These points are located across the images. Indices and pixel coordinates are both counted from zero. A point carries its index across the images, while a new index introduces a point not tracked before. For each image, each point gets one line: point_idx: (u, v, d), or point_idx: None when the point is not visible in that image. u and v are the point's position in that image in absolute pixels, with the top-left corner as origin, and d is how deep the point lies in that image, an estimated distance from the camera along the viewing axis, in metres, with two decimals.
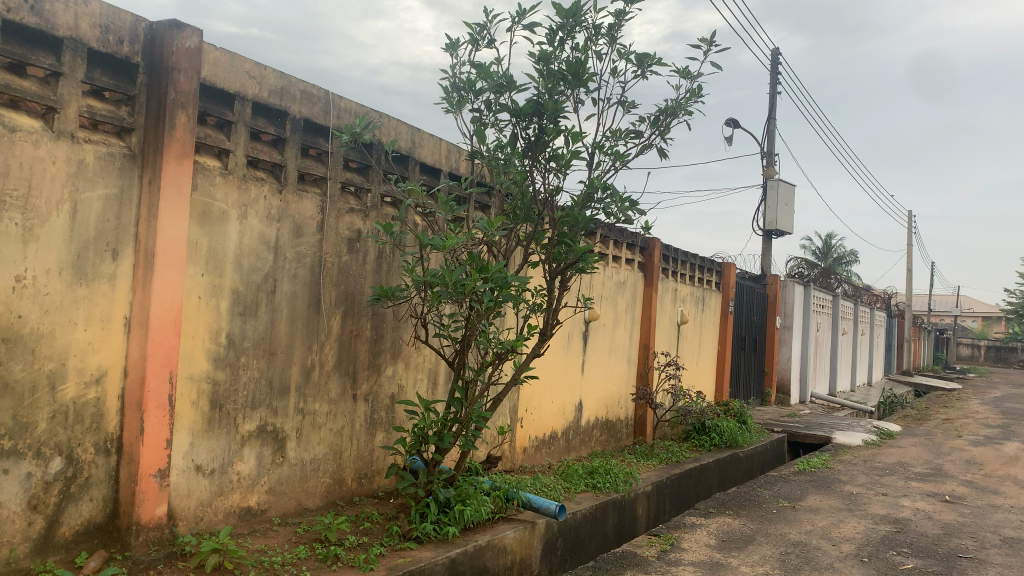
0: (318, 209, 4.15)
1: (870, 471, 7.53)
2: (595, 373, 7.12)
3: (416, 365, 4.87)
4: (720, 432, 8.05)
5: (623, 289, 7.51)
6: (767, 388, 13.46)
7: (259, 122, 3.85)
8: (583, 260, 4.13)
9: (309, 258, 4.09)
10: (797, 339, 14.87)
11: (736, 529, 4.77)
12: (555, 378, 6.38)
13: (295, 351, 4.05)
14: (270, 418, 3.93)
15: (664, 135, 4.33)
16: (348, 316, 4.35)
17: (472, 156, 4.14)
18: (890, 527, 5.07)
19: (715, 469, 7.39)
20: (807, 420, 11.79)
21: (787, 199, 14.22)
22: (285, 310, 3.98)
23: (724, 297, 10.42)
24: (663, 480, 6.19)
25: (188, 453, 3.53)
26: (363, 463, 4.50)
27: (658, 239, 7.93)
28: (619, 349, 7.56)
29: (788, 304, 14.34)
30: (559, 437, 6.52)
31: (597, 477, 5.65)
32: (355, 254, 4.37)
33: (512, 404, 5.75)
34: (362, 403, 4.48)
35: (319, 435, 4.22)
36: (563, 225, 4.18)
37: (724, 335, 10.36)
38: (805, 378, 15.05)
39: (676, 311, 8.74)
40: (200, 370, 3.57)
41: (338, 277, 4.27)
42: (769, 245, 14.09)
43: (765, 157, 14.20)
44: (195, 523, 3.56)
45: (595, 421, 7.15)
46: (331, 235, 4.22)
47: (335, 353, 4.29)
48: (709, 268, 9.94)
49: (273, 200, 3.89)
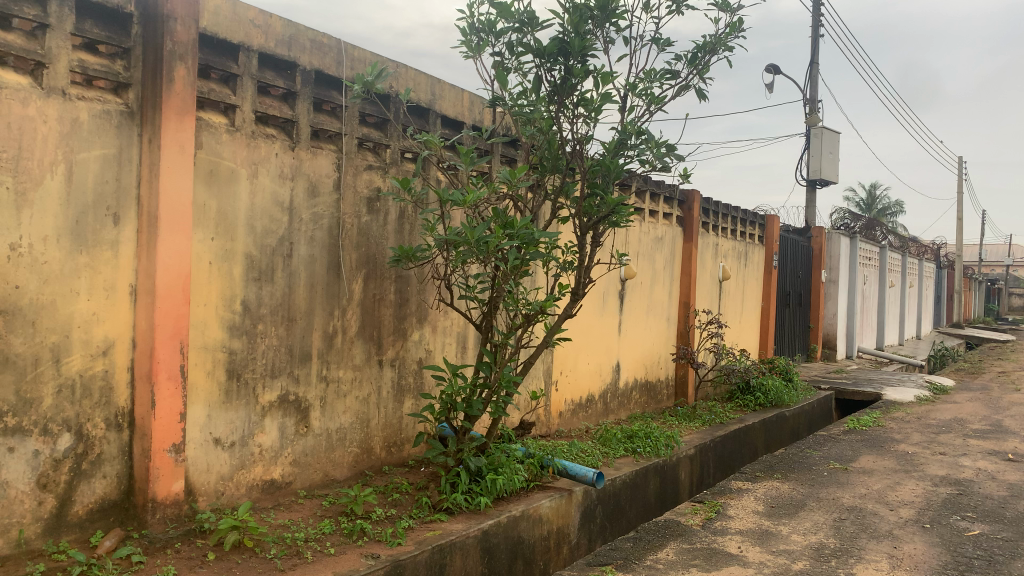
0: (334, 166, 3.93)
1: (925, 429, 7.18)
2: (634, 333, 6.87)
3: (445, 329, 4.67)
4: (765, 391, 7.79)
5: (661, 244, 7.21)
6: (813, 344, 13.06)
7: (267, 75, 3.62)
8: (617, 212, 3.84)
9: (326, 219, 3.89)
10: (844, 292, 14.39)
11: (785, 494, 4.52)
12: (591, 339, 6.14)
13: (316, 318, 3.86)
14: (292, 387, 3.77)
15: (702, 74, 4.03)
16: (371, 279, 4.15)
17: (494, 102, 3.88)
18: (951, 489, 4.76)
19: (761, 429, 7.12)
20: (855, 377, 11.40)
21: (831, 147, 13.65)
22: (303, 274, 3.79)
23: (768, 252, 10.03)
24: (705, 442, 5.95)
25: (206, 426, 3.38)
26: (392, 432, 4.33)
27: (697, 191, 7.60)
28: (658, 308, 7.28)
29: (834, 258, 13.86)
30: (597, 400, 6.31)
31: (637, 441, 5.44)
32: (375, 214, 4.15)
33: (546, 367, 5.54)
34: (389, 370, 4.30)
35: (345, 404, 4.05)
36: (594, 175, 3.90)
37: (768, 291, 10.00)
38: (852, 333, 14.58)
39: (717, 267, 8.41)
40: (215, 338, 3.41)
41: (358, 238, 4.06)
42: (813, 196, 13.57)
43: (808, 104, 13.62)
44: (215, 498, 3.42)
45: (633, 382, 6.91)
46: (349, 194, 4.00)
47: (359, 318, 4.09)
48: (752, 221, 9.55)
49: (285, 157, 3.68)
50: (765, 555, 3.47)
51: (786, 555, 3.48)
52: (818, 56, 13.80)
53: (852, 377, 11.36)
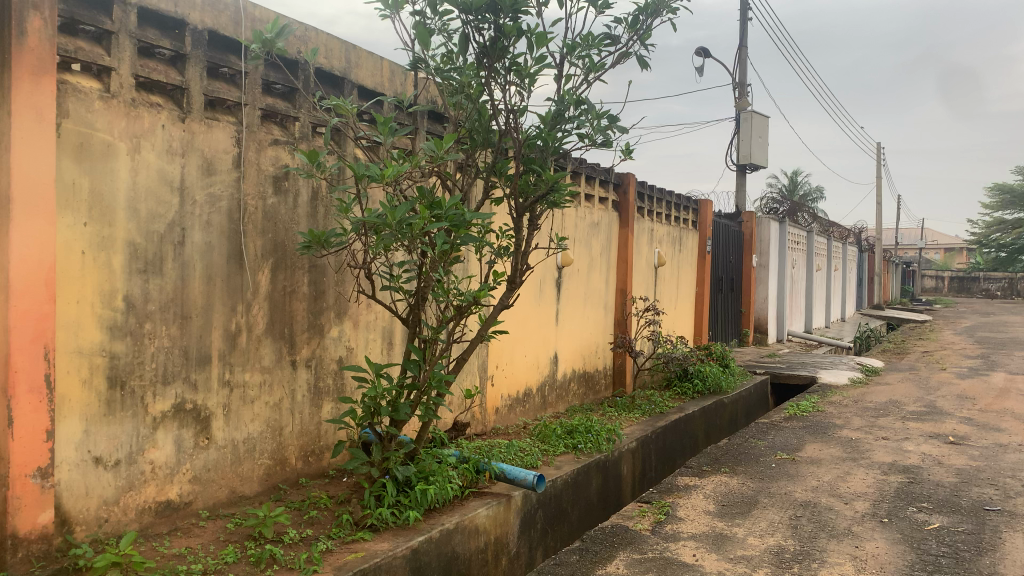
0: (234, 141, 3.45)
1: (864, 413, 7.09)
2: (571, 322, 6.55)
3: (367, 324, 4.25)
4: (703, 377, 7.59)
5: (598, 229, 6.91)
6: (745, 328, 13.06)
7: (149, 34, 3.12)
8: (556, 189, 3.47)
9: (225, 201, 3.41)
10: (774, 277, 14.46)
11: (735, 491, 4.26)
12: (529, 330, 5.80)
13: (215, 314, 3.40)
14: (189, 394, 3.29)
15: (643, 39, 3.69)
16: (280, 269, 3.70)
17: (414, 66, 3.44)
18: (902, 478, 4.59)
19: (702, 418, 6.92)
20: (788, 360, 11.41)
21: (760, 132, 13.65)
22: (199, 265, 3.31)
23: (701, 237, 9.88)
24: (648, 435, 5.69)
25: (83, 444, 2.88)
26: (308, 439, 3.90)
27: (632, 174, 7.33)
28: (595, 295, 6.99)
29: (764, 242, 13.89)
30: (535, 394, 5.97)
31: (577, 436, 5.12)
32: (283, 195, 3.70)
33: (480, 361, 5.17)
34: (304, 370, 3.86)
35: (253, 410, 3.60)
36: (529, 149, 3.51)
37: (703, 276, 9.86)
38: (783, 317, 14.68)
39: (653, 252, 8.18)
40: (92, 341, 2.91)
41: (264, 224, 3.61)
42: (743, 181, 13.55)
43: (737, 88, 13.57)
44: (96, 527, 2.93)
45: (571, 373, 6.60)
46: (252, 172, 3.54)
47: (267, 313, 3.64)
48: (686, 206, 9.37)
49: (174, 130, 3.19)
50: (723, 564, 3.18)
51: (745, 563, 3.19)
52: (746, 40, 13.77)
53: (785, 360, 11.36)
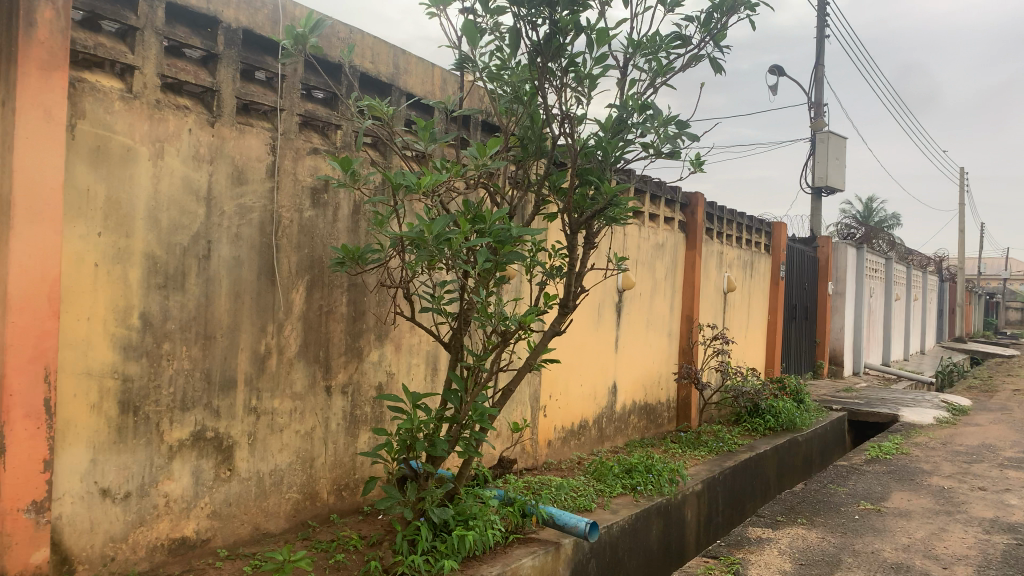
0: (268, 148, 3.20)
1: (955, 458, 6.44)
2: (632, 350, 6.14)
3: (411, 348, 3.94)
4: (775, 414, 7.07)
5: (662, 252, 6.49)
6: (819, 360, 12.35)
7: (178, 31, 2.90)
8: (616, 204, 3.09)
9: (257, 213, 3.16)
10: (850, 306, 13.71)
11: (814, 547, 3.77)
12: (585, 357, 5.42)
13: (242, 335, 3.13)
14: (211, 421, 3.03)
15: (718, 40, 3.31)
16: (316, 287, 3.42)
17: (461, 66, 3.14)
18: (1009, 538, 4.02)
19: (773, 457, 6.40)
20: (866, 396, 10.69)
21: (837, 153, 12.99)
22: (226, 281, 3.06)
23: (774, 262, 9.32)
24: (715, 476, 5.22)
25: (88, 474, 2.64)
26: (342, 472, 3.60)
27: (701, 194, 6.90)
28: (658, 321, 6.56)
29: (840, 268, 13.18)
30: (591, 427, 5.58)
31: (636, 476, 4.69)
32: (321, 209, 3.42)
33: (532, 390, 4.82)
34: (340, 398, 3.57)
35: (281, 440, 3.32)
36: (586, 159, 3.16)
37: (775, 303, 9.29)
38: (860, 349, 13.88)
39: (722, 277, 7.70)
40: (103, 361, 2.67)
41: (300, 238, 3.34)
42: (818, 204, 12.91)
43: (813, 107, 12.97)
44: (100, 567, 2.67)
45: (632, 404, 6.18)
46: (288, 182, 3.28)
47: (300, 335, 3.37)
48: (758, 229, 8.85)
49: (201, 135, 2.95)
50: None
51: None
52: (824, 58, 13.17)
53: (863, 395, 10.64)
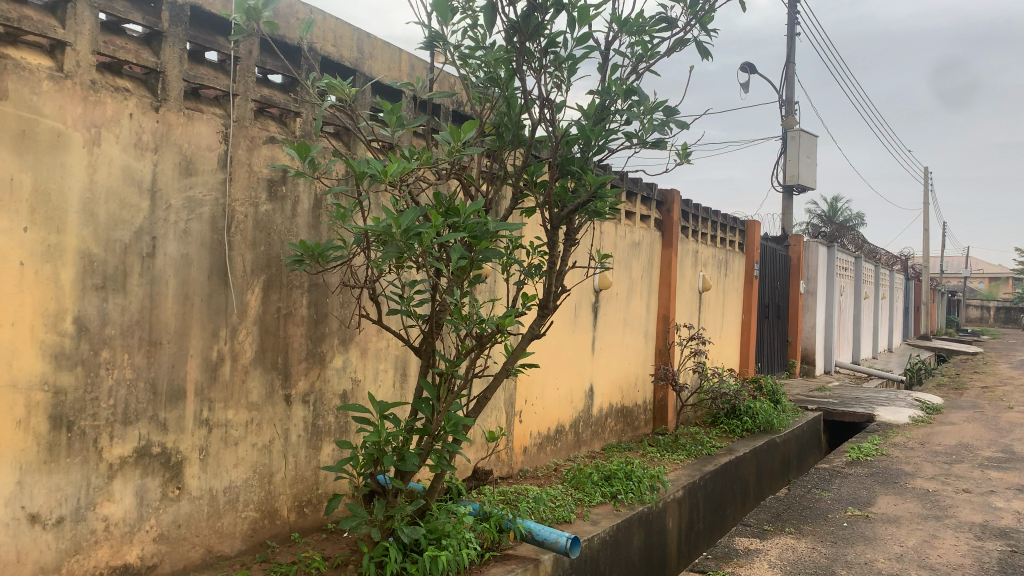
0: (219, 136, 2.93)
1: (935, 459, 6.34)
2: (608, 351, 5.94)
3: (378, 352, 3.70)
4: (754, 416, 6.93)
5: (639, 250, 6.30)
6: (792, 359, 12.30)
7: (117, 5, 2.62)
8: (599, 197, 2.87)
9: (208, 207, 2.89)
10: (821, 305, 13.69)
11: (806, 559, 3.59)
12: (562, 359, 5.21)
13: (192, 340, 2.86)
14: (157, 435, 2.75)
15: (705, 22, 3.11)
16: (274, 288, 3.16)
17: (431, 44, 2.88)
18: (1002, 545, 3.88)
19: (752, 460, 6.25)
20: (839, 394, 10.63)
21: (809, 152, 12.96)
22: (173, 281, 2.78)
23: (749, 260, 9.20)
24: (696, 482, 5.04)
25: (14, 498, 2.35)
26: (304, 487, 3.34)
27: (677, 190, 6.73)
28: (635, 322, 6.37)
29: (812, 267, 13.16)
30: (568, 432, 5.36)
31: (616, 483, 4.48)
32: (279, 202, 3.17)
33: (507, 395, 4.59)
34: (301, 407, 3.31)
35: (237, 455, 3.05)
36: (567, 148, 2.93)
37: (750, 302, 9.17)
38: (831, 347, 13.87)
39: (697, 276, 7.54)
40: (31, 372, 2.38)
41: (255, 234, 3.08)
42: (789, 203, 12.86)
43: (784, 106, 12.92)
44: None
45: (609, 408, 5.98)
46: (242, 174, 3.02)
47: (257, 339, 3.10)
48: (733, 227, 8.71)
49: (144, 121, 2.68)
50: None
51: None
52: (794, 56, 13.13)
53: (837, 394, 10.59)
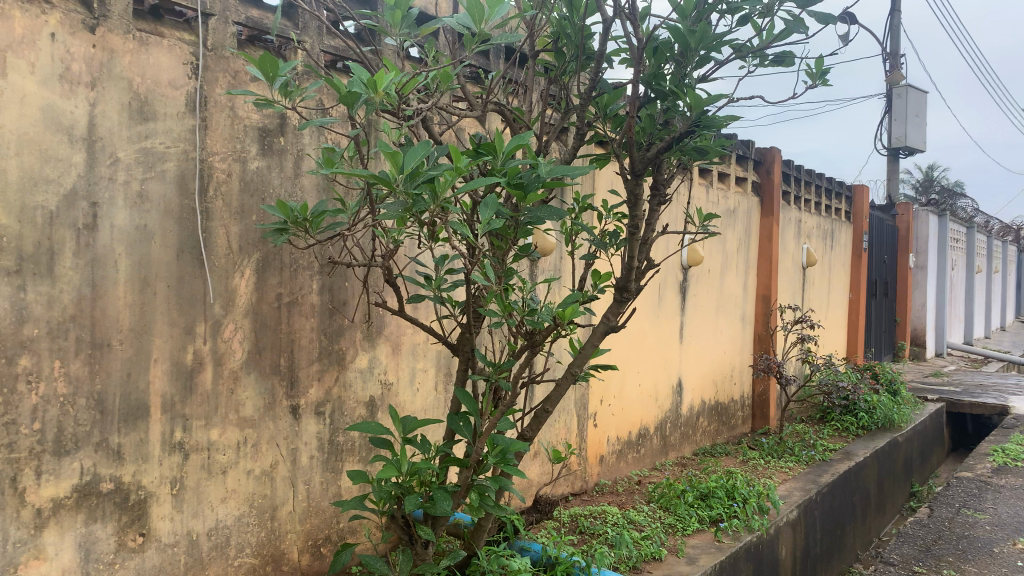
0: (187, 69, 2.22)
1: None
2: (699, 339, 5.06)
3: (414, 348, 2.95)
4: (871, 410, 5.93)
5: (734, 220, 5.38)
6: (900, 342, 11.06)
7: None
8: (702, 126, 2.04)
9: (173, 161, 2.18)
10: (932, 281, 12.34)
11: None
12: (645, 351, 4.37)
13: (157, 340, 2.16)
14: (108, 466, 2.07)
15: None
16: (271, 269, 2.44)
17: None
18: None
19: (874, 466, 5.27)
20: (960, 381, 9.39)
21: (917, 109, 11.58)
22: (126, 262, 2.09)
23: (856, 232, 8.08)
24: (812, 498, 4.13)
25: None
26: (319, 521, 2.63)
27: (777, 149, 5.74)
28: (730, 303, 5.46)
29: (921, 238, 11.83)
30: (653, 435, 4.53)
31: (716, 506, 3.60)
32: (275, 159, 2.44)
33: (578, 395, 3.79)
34: (313, 421, 2.60)
35: (225, 486, 2.35)
36: (655, 62, 2.11)
37: (858, 279, 8.07)
38: (943, 328, 12.51)
39: (800, 249, 6.55)
40: None
41: (245, 198, 2.35)
42: (895, 167, 11.54)
43: (888, 58, 11.56)
44: None
45: (700, 405, 5.11)
46: (222, 120, 2.30)
47: (250, 337, 2.39)
48: (839, 193, 7.62)
49: (74, 45, 1.98)
50: None
51: None
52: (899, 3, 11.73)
53: (957, 381, 9.35)
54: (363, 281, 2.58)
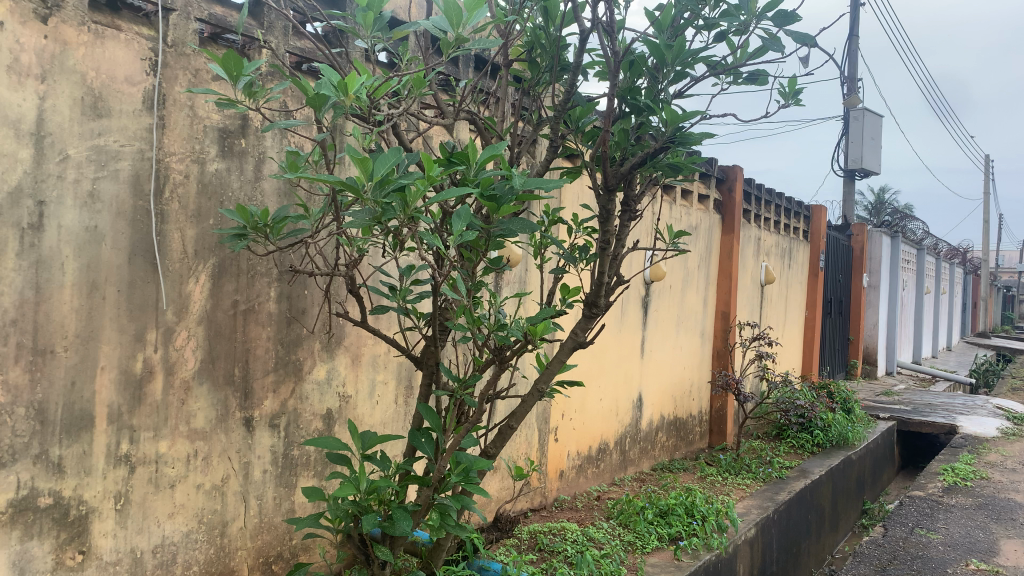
0: (145, 65, 2.12)
1: None
2: (660, 355, 5.07)
3: (375, 360, 2.88)
4: (825, 428, 5.98)
5: (696, 236, 5.40)
6: (853, 360, 11.26)
7: None
8: (678, 140, 2.02)
9: (128, 161, 2.08)
10: (884, 301, 12.60)
11: None
12: (606, 365, 4.35)
13: (104, 347, 2.05)
14: (48, 480, 1.96)
15: None
16: (228, 275, 2.35)
17: None
18: None
19: (828, 483, 5.32)
20: (910, 400, 9.58)
21: (873, 133, 11.83)
22: (74, 265, 1.98)
23: (813, 251, 8.21)
24: (769, 516, 4.13)
25: None
26: (271, 538, 2.53)
27: (740, 168, 5.80)
28: (690, 319, 5.48)
29: (874, 259, 12.08)
30: (613, 450, 4.50)
31: (676, 523, 3.58)
32: (235, 161, 2.35)
33: (540, 410, 3.75)
34: (267, 433, 2.51)
35: (173, 502, 2.24)
36: (630, 75, 2.11)
37: (814, 297, 8.19)
38: (893, 347, 12.78)
39: (760, 267, 6.62)
40: None
41: (202, 201, 2.26)
42: (850, 188, 11.76)
43: (846, 82, 11.80)
44: None
45: (660, 420, 5.11)
46: (180, 120, 2.21)
47: (203, 345, 2.29)
48: (798, 213, 7.74)
49: (24, 34, 1.87)
50: None
51: None
52: (857, 28, 11.99)
53: (907, 400, 9.53)
54: (324, 290, 2.50)
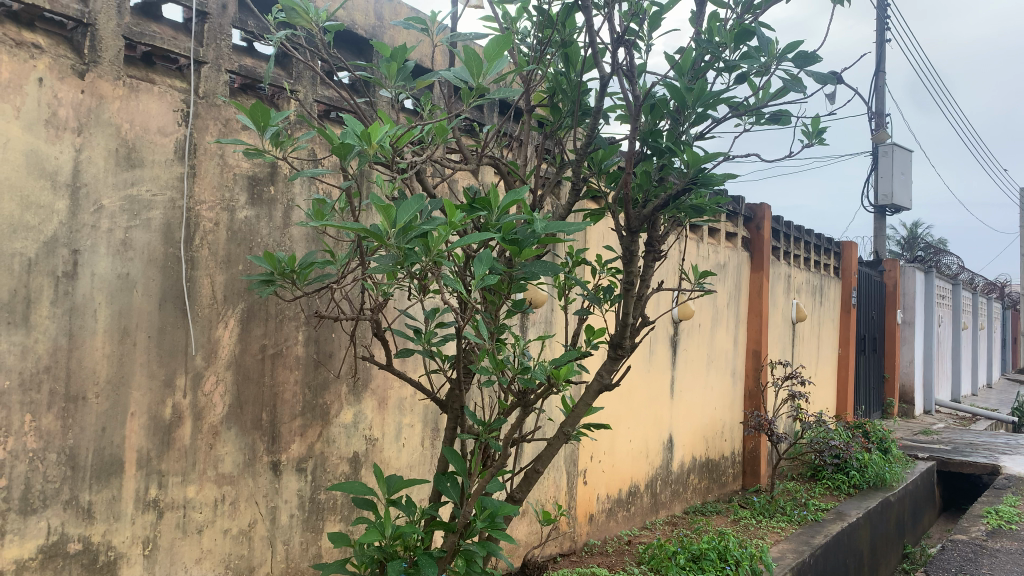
0: (178, 116, 2.19)
1: None
2: (690, 395, 5.00)
3: (401, 403, 2.88)
4: (862, 469, 5.84)
5: (724, 274, 5.36)
6: (890, 398, 11.02)
7: None
8: (701, 182, 2.02)
9: (160, 209, 2.13)
10: (920, 338, 12.36)
11: None
12: (636, 406, 4.31)
13: (133, 393, 2.08)
14: (77, 526, 1.97)
15: None
16: (256, 319, 2.37)
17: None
18: None
19: (866, 527, 5.17)
20: (949, 439, 9.34)
21: (902, 168, 11.72)
22: (106, 312, 2.02)
23: (845, 288, 8.09)
24: (805, 561, 4.02)
25: None
26: None
27: (768, 205, 5.77)
28: (721, 358, 5.42)
29: (908, 295, 11.88)
30: (643, 492, 4.43)
31: (708, 569, 3.47)
32: (264, 209, 2.39)
33: (568, 452, 3.71)
34: (294, 477, 2.51)
35: (201, 547, 2.24)
36: (652, 119, 2.12)
37: (847, 335, 8.06)
38: (930, 384, 12.50)
39: (790, 305, 6.54)
40: None
41: (231, 247, 2.30)
42: (881, 224, 11.64)
43: (873, 118, 11.75)
44: None
45: (691, 462, 5.03)
46: (210, 169, 2.26)
47: (231, 390, 2.31)
48: (828, 249, 7.65)
49: (62, 89, 1.94)
50: None
51: None
52: (883, 65, 11.97)
53: (947, 439, 9.29)
54: (350, 333, 2.52)
